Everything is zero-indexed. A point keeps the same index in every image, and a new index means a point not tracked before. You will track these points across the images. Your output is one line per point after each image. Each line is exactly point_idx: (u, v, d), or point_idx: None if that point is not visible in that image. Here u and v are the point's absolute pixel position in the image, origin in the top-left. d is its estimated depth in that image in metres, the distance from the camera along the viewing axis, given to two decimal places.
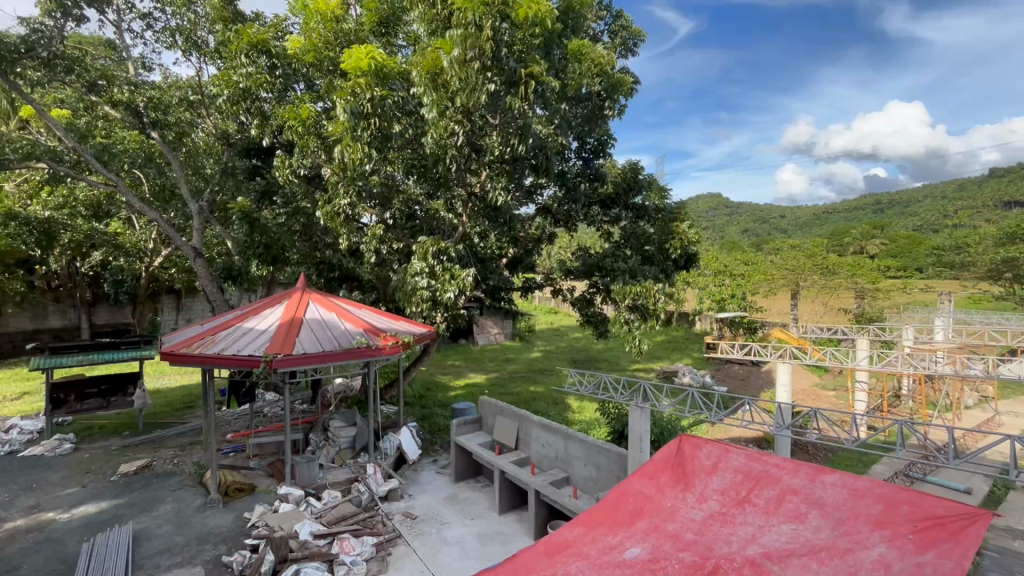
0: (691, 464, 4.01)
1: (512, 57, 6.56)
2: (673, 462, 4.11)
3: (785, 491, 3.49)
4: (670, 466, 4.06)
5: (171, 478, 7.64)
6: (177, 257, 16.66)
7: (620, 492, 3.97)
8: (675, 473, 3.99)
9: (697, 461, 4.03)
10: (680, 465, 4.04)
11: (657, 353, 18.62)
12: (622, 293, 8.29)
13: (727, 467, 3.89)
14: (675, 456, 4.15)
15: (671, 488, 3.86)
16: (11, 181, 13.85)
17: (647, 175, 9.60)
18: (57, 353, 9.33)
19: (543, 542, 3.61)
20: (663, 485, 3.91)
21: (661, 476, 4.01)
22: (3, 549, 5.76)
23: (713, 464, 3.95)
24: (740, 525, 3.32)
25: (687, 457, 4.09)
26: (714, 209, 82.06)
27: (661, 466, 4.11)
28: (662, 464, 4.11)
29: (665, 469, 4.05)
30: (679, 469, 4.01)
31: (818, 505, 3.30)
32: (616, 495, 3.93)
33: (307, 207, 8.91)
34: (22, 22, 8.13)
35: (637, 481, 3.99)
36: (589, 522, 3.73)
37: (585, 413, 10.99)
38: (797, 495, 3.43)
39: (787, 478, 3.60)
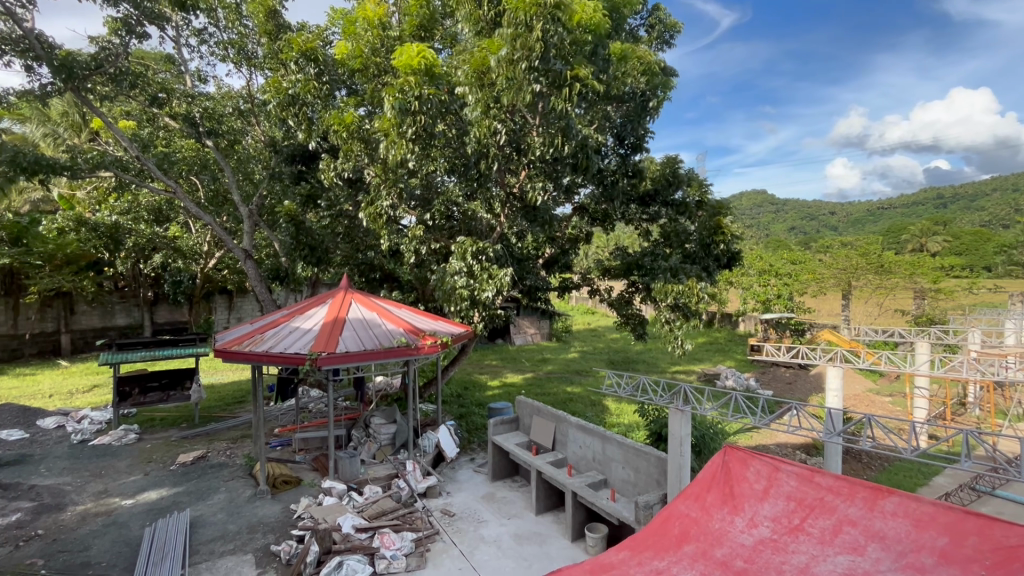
0: (739, 486, 3.84)
1: (559, 58, 6.51)
2: (718, 479, 3.95)
3: (842, 522, 3.28)
4: (716, 485, 3.91)
5: (223, 469, 8.04)
6: (229, 259, 17.49)
7: (665, 515, 3.89)
8: (721, 493, 3.85)
9: (745, 482, 3.84)
10: (726, 485, 3.88)
11: (699, 355, 18.12)
12: (662, 292, 8.11)
13: (778, 491, 3.68)
14: (721, 474, 3.98)
15: (718, 509, 3.74)
16: (84, 189, 15.12)
17: (688, 170, 9.37)
18: (123, 349, 9.97)
19: (588, 561, 3.61)
20: (709, 506, 3.80)
21: (707, 496, 3.88)
22: (76, 531, 6.22)
23: (763, 487, 3.75)
24: (794, 554, 3.21)
25: (734, 476, 3.91)
26: (757, 206, 79.11)
27: (706, 485, 3.97)
28: (707, 481, 3.97)
29: (710, 488, 3.91)
30: (725, 489, 3.86)
31: (878, 536, 3.11)
32: (661, 517, 3.86)
33: (350, 210, 9.13)
34: (93, 41, 8.75)
35: (682, 503, 3.89)
36: (634, 546, 3.68)
37: (624, 415, 10.83)
38: (856, 526, 3.22)
39: (843, 506, 3.37)
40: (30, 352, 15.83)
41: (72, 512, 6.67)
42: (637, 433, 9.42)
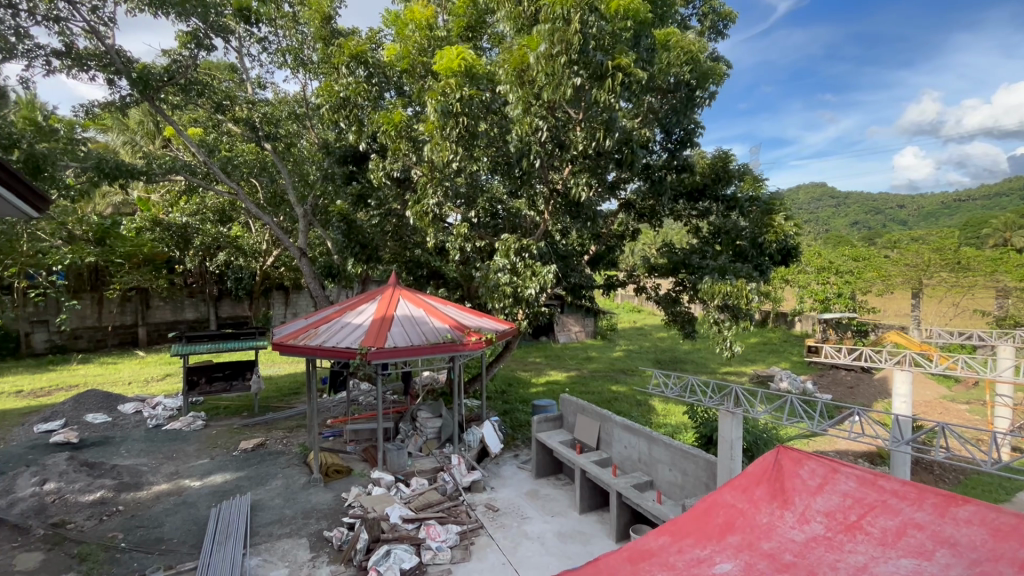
0: (791, 481, 3.40)
1: (599, 50, 6.39)
2: (768, 474, 3.50)
3: (906, 524, 2.89)
4: (766, 479, 3.46)
5: (280, 457, 8.48)
6: (286, 258, 18.36)
7: (708, 503, 3.48)
8: (772, 487, 3.40)
9: (797, 477, 3.41)
10: (777, 480, 3.44)
11: (751, 356, 17.42)
12: (711, 292, 7.82)
13: (836, 491, 3.26)
14: (771, 469, 3.52)
15: (766, 503, 3.31)
16: (159, 193, 16.10)
17: (741, 164, 9.05)
18: (191, 342, 10.66)
19: (624, 547, 3.27)
20: (757, 499, 3.36)
21: (755, 489, 3.44)
22: (151, 508, 6.74)
23: (817, 484, 3.33)
24: (851, 555, 2.81)
25: (785, 471, 3.47)
26: (816, 200, 74.90)
27: (755, 478, 3.52)
28: (756, 475, 3.53)
29: (759, 481, 3.48)
30: (775, 483, 3.42)
31: (948, 542, 2.72)
32: (704, 505, 3.47)
33: (398, 209, 9.33)
34: (167, 54, 9.37)
35: (727, 492, 3.48)
36: (675, 532, 3.31)
37: (671, 416, 10.57)
38: (922, 530, 2.82)
39: (908, 509, 2.97)
40: (113, 344, 17.25)
41: (148, 491, 7.23)
42: (685, 435, 9.17)
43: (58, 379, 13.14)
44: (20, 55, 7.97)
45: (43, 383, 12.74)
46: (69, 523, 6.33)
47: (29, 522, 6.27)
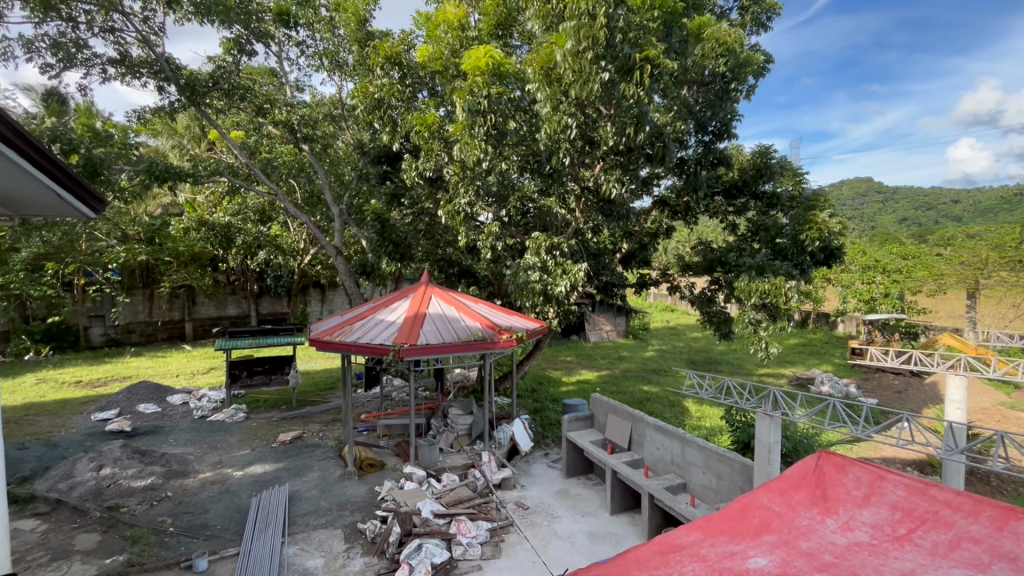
0: (834, 490, 3.25)
1: (627, 43, 6.24)
2: (807, 479, 3.37)
3: (960, 537, 2.71)
4: (806, 485, 3.33)
5: (316, 449, 8.73)
6: (322, 256, 18.84)
7: (743, 503, 3.34)
8: (812, 494, 3.27)
9: (841, 486, 3.25)
10: (818, 487, 3.30)
11: (790, 358, 16.83)
12: (747, 290, 7.62)
13: (883, 502, 3.09)
14: (811, 475, 3.39)
15: (805, 508, 3.17)
16: (204, 194, 16.76)
17: (781, 159, 8.77)
18: (233, 337, 11.08)
19: (655, 540, 3.15)
20: (796, 503, 3.23)
21: (794, 493, 3.30)
22: (197, 495, 7.07)
23: (863, 494, 3.17)
24: (898, 564, 2.65)
25: (827, 478, 3.33)
26: (861, 196, 71.66)
27: (793, 483, 3.39)
28: (794, 479, 3.40)
29: (799, 486, 3.34)
30: (816, 489, 3.28)
31: (1006, 556, 2.54)
32: (739, 505, 3.33)
33: (431, 208, 9.45)
34: (213, 61, 9.76)
35: (763, 494, 3.35)
36: (707, 527, 3.19)
37: (705, 418, 10.35)
38: (978, 543, 2.65)
39: (963, 522, 2.79)
40: (162, 338, 18.13)
41: (194, 478, 7.58)
42: (719, 438, 8.95)
43: (113, 371, 13.91)
44: (80, 64, 8.45)
45: (99, 374, 13.52)
46: (122, 507, 6.70)
47: (86, 504, 6.67)
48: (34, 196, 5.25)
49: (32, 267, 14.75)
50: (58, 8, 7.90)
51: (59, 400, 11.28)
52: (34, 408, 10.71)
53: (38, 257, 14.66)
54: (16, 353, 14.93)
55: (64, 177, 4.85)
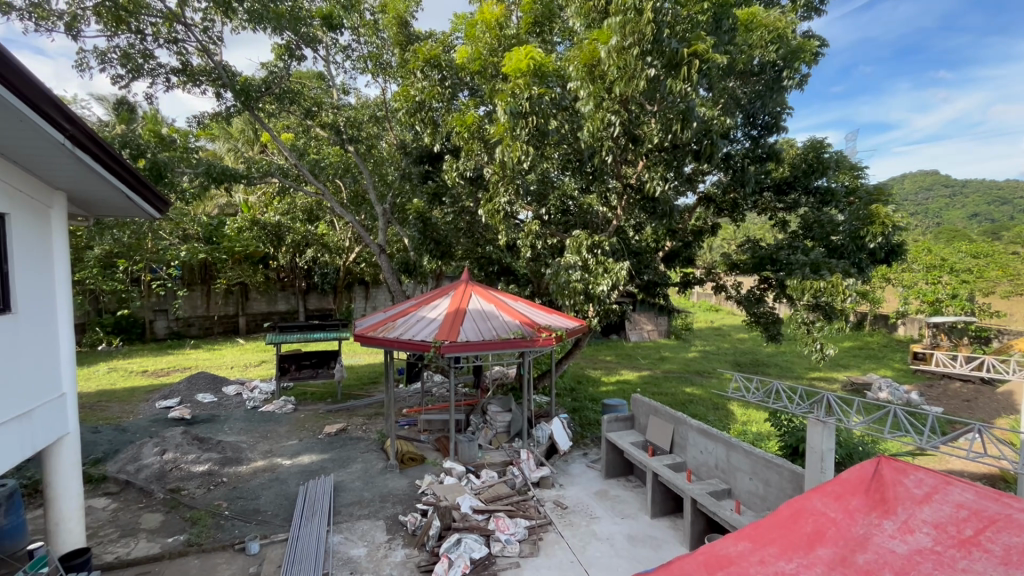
0: (895, 492, 2.64)
1: (675, 38, 6.06)
2: (864, 482, 2.76)
3: None
4: (862, 488, 2.72)
5: (360, 442, 8.99)
6: (366, 254, 19.35)
7: (795, 509, 2.80)
8: (871, 499, 2.66)
9: (899, 485, 2.65)
10: (874, 488, 2.71)
11: (844, 361, 15.98)
12: (799, 289, 7.27)
13: (952, 503, 2.48)
14: (867, 477, 2.77)
15: (863, 517, 2.58)
16: (255, 195, 17.53)
17: (836, 153, 8.33)
18: (283, 332, 11.55)
19: (701, 551, 2.77)
20: (852, 510, 2.63)
21: (850, 499, 2.70)
22: (250, 482, 7.43)
23: (927, 496, 2.55)
24: None
25: (884, 477, 2.72)
26: (925, 189, 67.14)
27: (849, 486, 2.77)
28: (851, 482, 2.78)
29: (854, 488, 2.73)
30: (873, 491, 2.69)
31: None
32: (790, 511, 2.79)
33: (471, 207, 9.53)
34: (265, 67, 10.19)
35: (816, 497, 2.78)
36: (756, 536, 2.72)
37: (752, 423, 9.99)
38: None
39: None
40: (219, 331, 19.16)
41: (246, 466, 7.96)
42: (767, 443, 8.61)
43: (175, 362, 14.81)
44: (146, 75, 9.02)
45: (163, 365, 14.44)
46: (183, 490, 7.13)
47: (151, 486, 7.15)
48: (103, 197, 5.60)
49: (104, 264, 15.91)
50: (128, 22, 8.46)
51: (128, 387, 12.13)
52: (107, 394, 11.56)
53: (110, 255, 15.81)
54: (91, 344, 16.17)
55: (129, 177, 5.12)
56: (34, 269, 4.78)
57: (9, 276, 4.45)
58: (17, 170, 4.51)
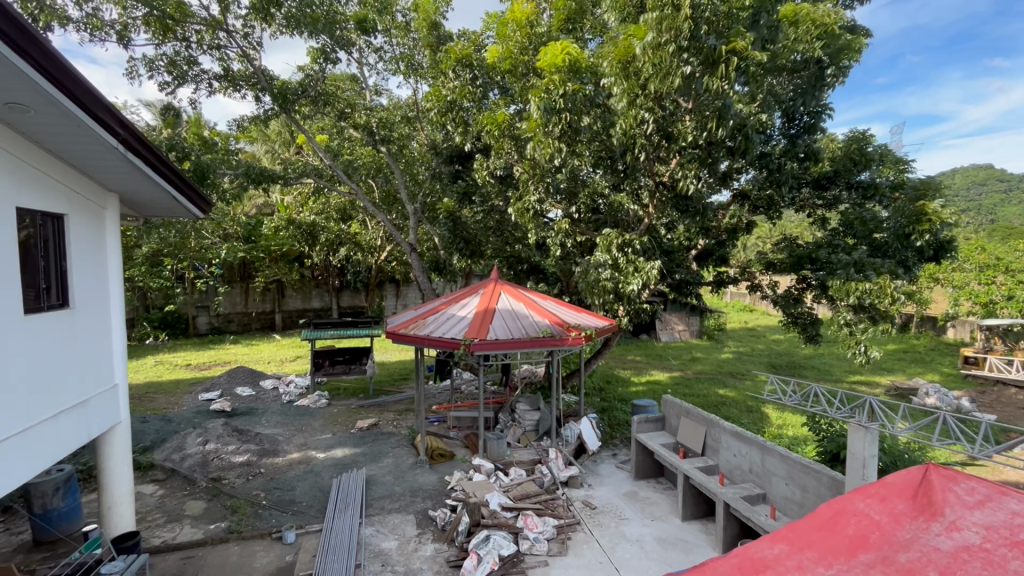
0: (945, 498, 2.48)
1: (713, 33, 5.90)
2: (911, 487, 2.60)
3: None
4: (911, 493, 2.56)
5: (391, 437, 9.15)
6: (397, 252, 19.67)
7: (834, 510, 2.68)
8: (920, 505, 2.50)
9: (949, 491, 2.49)
10: (921, 492, 2.55)
11: (887, 365, 15.33)
12: (841, 290, 7.00)
13: (1007, 511, 2.34)
14: (915, 481, 2.61)
15: (912, 523, 2.43)
16: (291, 195, 18.04)
17: (880, 146, 8.00)
18: (318, 328, 11.86)
19: (734, 553, 2.67)
20: (899, 516, 2.49)
21: (895, 503, 2.55)
22: (287, 473, 7.68)
23: (980, 504, 2.40)
24: None
25: (932, 481, 2.56)
26: (977, 185, 63.57)
27: (896, 490, 2.61)
28: (896, 485, 2.63)
29: (900, 491, 2.59)
30: (920, 496, 2.54)
31: None
32: (829, 513, 2.67)
33: (500, 205, 9.56)
34: (302, 71, 10.46)
35: (859, 498, 2.65)
36: (795, 539, 2.60)
37: (788, 427, 9.71)
38: None
39: None
40: (256, 327, 19.84)
41: (283, 458, 8.22)
42: (804, 448, 8.33)
43: (216, 356, 15.41)
44: (191, 80, 9.40)
45: (205, 359, 15.06)
46: (223, 479, 7.42)
47: (195, 475, 7.47)
48: (151, 197, 5.87)
49: (152, 262, 16.70)
50: (174, 30, 8.83)
51: (173, 380, 12.71)
52: (154, 386, 12.14)
53: (157, 253, 16.58)
54: (140, 338, 17.02)
55: (175, 178, 5.34)
56: (89, 266, 5.05)
57: (67, 272, 4.72)
58: (73, 172, 4.77)
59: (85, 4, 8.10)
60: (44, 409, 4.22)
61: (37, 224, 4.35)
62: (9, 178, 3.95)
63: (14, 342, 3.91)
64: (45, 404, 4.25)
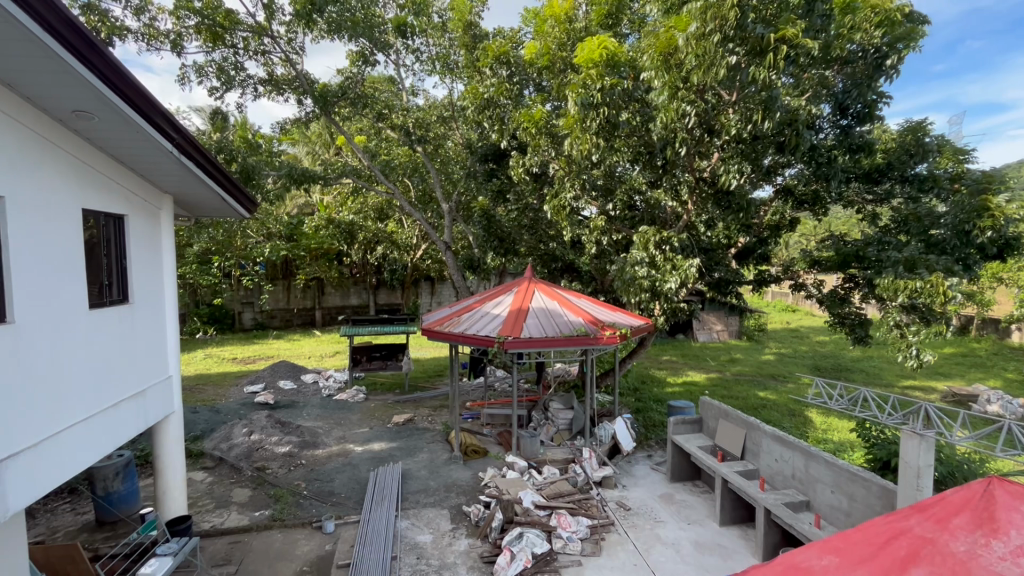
0: (1010, 516, 2.33)
1: (761, 22, 5.68)
2: (971, 502, 2.46)
3: None
4: (971, 510, 2.42)
5: (426, 432, 9.30)
6: (432, 251, 19.93)
7: (887, 528, 2.54)
8: (980, 521, 2.36)
9: (1015, 509, 2.34)
10: (982, 508, 2.41)
11: (943, 369, 14.49)
12: (891, 288, 6.67)
13: None
14: (976, 497, 2.47)
15: (971, 538, 2.30)
16: (331, 195, 18.55)
17: (938, 136, 7.57)
18: (356, 324, 12.17)
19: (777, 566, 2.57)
20: (958, 532, 2.35)
21: (954, 521, 2.41)
22: (326, 465, 7.91)
23: None
24: None
25: (995, 497, 2.42)
26: None
27: (955, 507, 2.47)
28: (954, 502, 2.50)
29: (958, 508, 2.45)
30: (981, 512, 2.40)
31: None
32: (881, 530, 2.54)
33: (535, 204, 9.55)
34: (342, 73, 10.72)
35: (914, 517, 2.52)
36: (845, 552, 2.50)
37: (833, 431, 9.32)
38: None
39: None
40: (298, 323, 20.53)
41: (323, 450, 8.47)
42: (851, 454, 7.98)
43: (259, 351, 16.03)
44: (238, 85, 9.80)
45: (249, 353, 15.69)
46: (267, 468, 7.72)
47: (241, 464, 7.81)
48: (203, 200, 6.19)
49: (201, 260, 17.52)
50: (223, 38, 9.21)
51: (221, 372, 13.32)
52: (203, 378, 12.77)
53: (206, 252, 17.39)
54: (190, 332, 17.92)
55: (225, 181, 5.62)
56: (147, 264, 5.34)
57: (127, 270, 5.01)
58: (133, 176, 5.08)
59: (142, 14, 8.56)
60: (106, 398, 4.50)
61: (100, 224, 4.63)
62: (77, 182, 4.24)
63: (81, 335, 4.18)
64: (108, 394, 4.53)
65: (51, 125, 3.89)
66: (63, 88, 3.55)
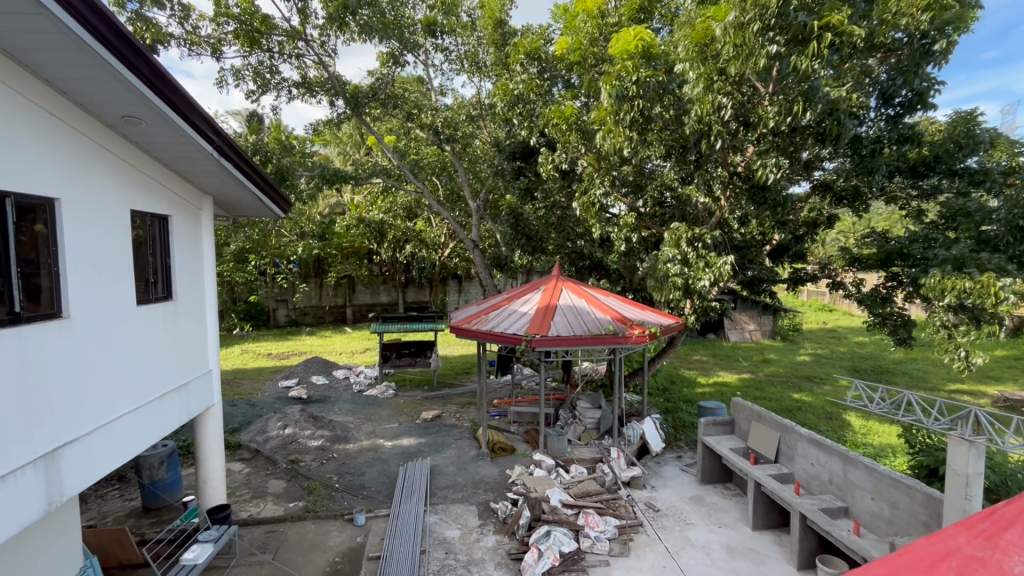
0: None
1: (803, 9, 5.46)
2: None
3: None
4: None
5: (454, 429, 9.38)
6: (460, 249, 20.08)
7: (936, 548, 2.44)
8: None
9: None
10: None
11: (995, 373, 13.75)
12: (937, 287, 6.37)
13: None
14: None
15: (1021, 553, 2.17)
16: (361, 195, 18.90)
17: (991, 127, 7.19)
18: (386, 321, 12.38)
19: None
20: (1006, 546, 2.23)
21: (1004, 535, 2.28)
22: (357, 459, 8.08)
23: None
24: None
25: None
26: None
27: (1007, 520, 2.33)
28: (1006, 516, 2.35)
29: (1009, 522, 2.31)
30: None
31: None
32: (927, 551, 2.44)
33: (563, 201, 9.52)
34: (373, 74, 10.91)
35: (962, 536, 2.40)
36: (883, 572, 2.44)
37: (873, 436, 8.97)
38: None
39: None
40: (329, 320, 21.02)
41: (354, 444, 8.65)
42: (892, 460, 7.67)
43: (292, 346, 16.49)
44: (273, 88, 10.08)
45: (283, 348, 16.15)
46: (301, 461, 7.94)
47: (276, 456, 8.05)
48: (241, 200, 6.40)
49: (238, 258, 18.13)
50: (260, 43, 9.50)
51: (256, 367, 13.75)
52: (240, 372, 13.21)
53: (242, 250, 17.98)
54: (228, 328, 18.58)
55: (262, 181, 5.79)
56: (189, 262, 5.55)
57: (171, 267, 5.22)
58: (176, 178, 5.28)
59: (185, 22, 8.90)
60: (151, 391, 4.69)
61: (147, 224, 4.83)
62: (126, 184, 4.43)
63: (129, 331, 4.37)
64: (152, 386, 4.72)
65: (102, 131, 4.08)
66: (112, 93, 3.70)
